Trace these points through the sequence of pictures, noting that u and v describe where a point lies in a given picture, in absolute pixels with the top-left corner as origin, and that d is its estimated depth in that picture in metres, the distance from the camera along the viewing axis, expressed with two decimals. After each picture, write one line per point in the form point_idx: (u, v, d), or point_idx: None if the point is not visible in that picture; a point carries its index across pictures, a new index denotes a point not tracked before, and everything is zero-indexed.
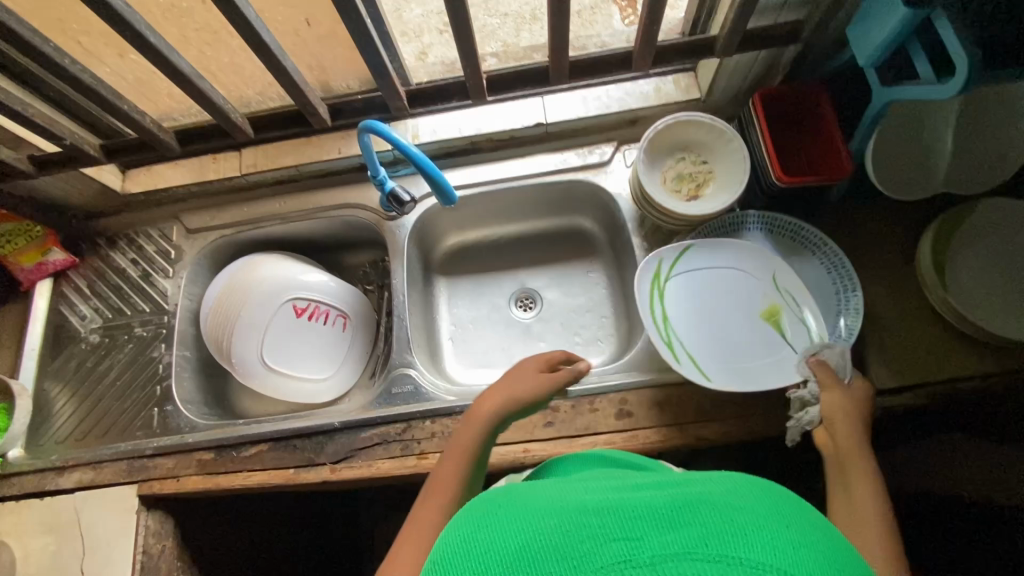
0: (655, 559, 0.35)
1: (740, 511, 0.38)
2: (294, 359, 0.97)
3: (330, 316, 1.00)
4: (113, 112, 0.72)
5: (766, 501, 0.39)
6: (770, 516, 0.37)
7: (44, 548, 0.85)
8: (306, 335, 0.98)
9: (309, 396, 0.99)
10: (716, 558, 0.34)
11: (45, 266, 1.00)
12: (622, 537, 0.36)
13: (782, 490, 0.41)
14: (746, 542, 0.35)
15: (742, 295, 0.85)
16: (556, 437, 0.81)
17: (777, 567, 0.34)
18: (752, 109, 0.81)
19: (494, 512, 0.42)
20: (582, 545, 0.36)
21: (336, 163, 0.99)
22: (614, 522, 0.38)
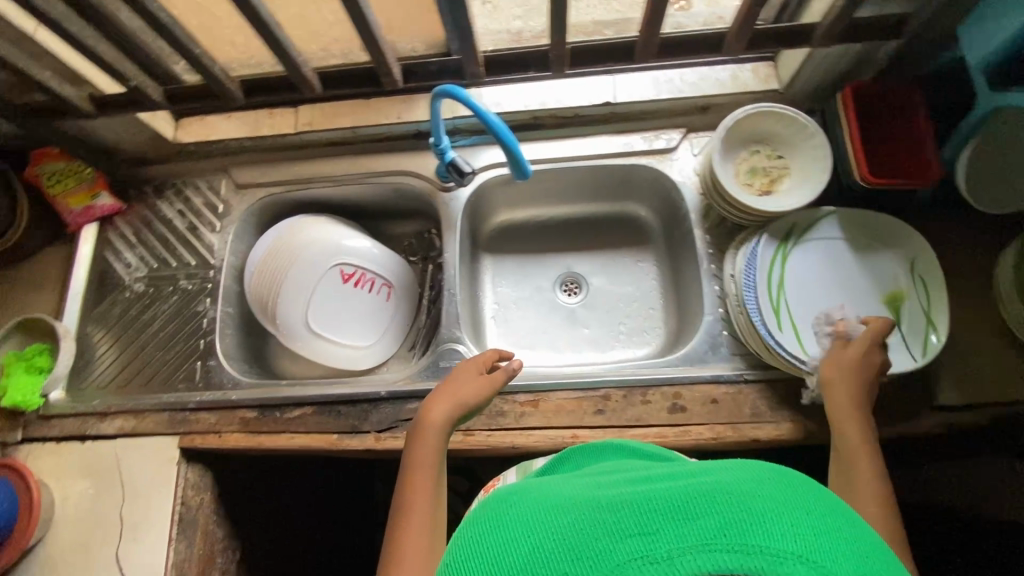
0: (672, 553, 0.36)
1: (760, 500, 0.39)
2: (339, 324, 0.96)
3: (376, 284, 0.99)
4: (185, 55, 0.70)
5: (783, 489, 0.41)
6: (787, 505, 0.39)
7: (85, 491, 0.85)
8: (351, 302, 0.97)
9: (349, 363, 0.98)
10: (733, 547, 0.36)
11: (93, 210, 0.99)
12: (638, 532, 0.38)
13: (797, 478, 0.43)
14: (764, 530, 0.37)
15: (867, 277, 0.81)
16: (606, 425, 0.80)
17: (793, 555, 0.36)
18: (841, 104, 0.77)
19: (514, 523, 0.46)
20: (599, 543, 0.39)
21: (394, 128, 0.97)
22: (631, 517, 0.39)
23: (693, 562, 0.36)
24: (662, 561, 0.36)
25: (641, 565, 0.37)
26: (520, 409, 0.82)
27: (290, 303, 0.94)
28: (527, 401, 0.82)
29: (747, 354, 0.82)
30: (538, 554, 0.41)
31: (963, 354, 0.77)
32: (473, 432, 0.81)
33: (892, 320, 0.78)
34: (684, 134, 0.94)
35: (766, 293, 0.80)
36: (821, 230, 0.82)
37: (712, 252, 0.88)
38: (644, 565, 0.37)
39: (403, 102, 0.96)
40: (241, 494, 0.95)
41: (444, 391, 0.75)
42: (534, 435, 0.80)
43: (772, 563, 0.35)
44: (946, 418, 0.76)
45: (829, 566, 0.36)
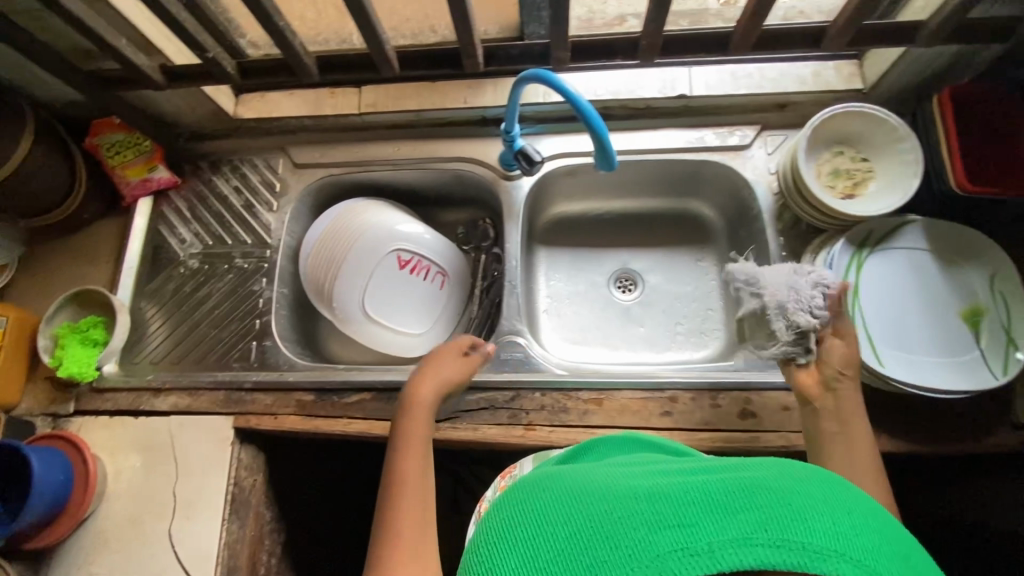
0: (714, 547, 0.36)
1: (800, 496, 0.38)
2: (394, 310, 0.94)
3: (432, 272, 0.96)
4: (270, 28, 0.68)
5: (816, 483, 0.40)
6: (824, 500, 0.38)
7: (136, 466, 0.84)
8: (407, 289, 0.95)
9: (400, 349, 0.96)
10: (773, 542, 0.35)
11: (150, 183, 0.97)
12: (677, 524, 0.37)
13: (825, 472, 0.42)
14: (805, 526, 0.36)
15: (943, 289, 0.77)
16: (673, 428, 0.78)
17: (836, 553, 0.35)
18: (937, 106, 0.74)
19: (542, 510, 0.44)
20: (636, 534, 0.37)
21: (459, 112, 0.94)
22: (668, 507, 0.38)
23: (734, 556, 0.35)
24: (704, 553, 0.36)
25: (683, 557, 0.36)
26: (583, 406, 0.80)
27: (342, 286, 0.92)
28: (591, 399, 0.80)
29: None
30: (569, 540, 0.40)
31: None
32: (535, 427, 0.80)
33: (968, 335, 0.74)
34: (758, 132, 0.91)
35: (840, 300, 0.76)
36: (901, 236, 0.78)
37: (786, 255, 0.86)
38: (684, 557, 0.36)
39: (470, 87, 0.94)
40: (287, 477, 0.94)
41: (427, 370, 0.78)
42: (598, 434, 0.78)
43: (813, 559, 0.35)
44: None
45: (871, 565, 0.35)
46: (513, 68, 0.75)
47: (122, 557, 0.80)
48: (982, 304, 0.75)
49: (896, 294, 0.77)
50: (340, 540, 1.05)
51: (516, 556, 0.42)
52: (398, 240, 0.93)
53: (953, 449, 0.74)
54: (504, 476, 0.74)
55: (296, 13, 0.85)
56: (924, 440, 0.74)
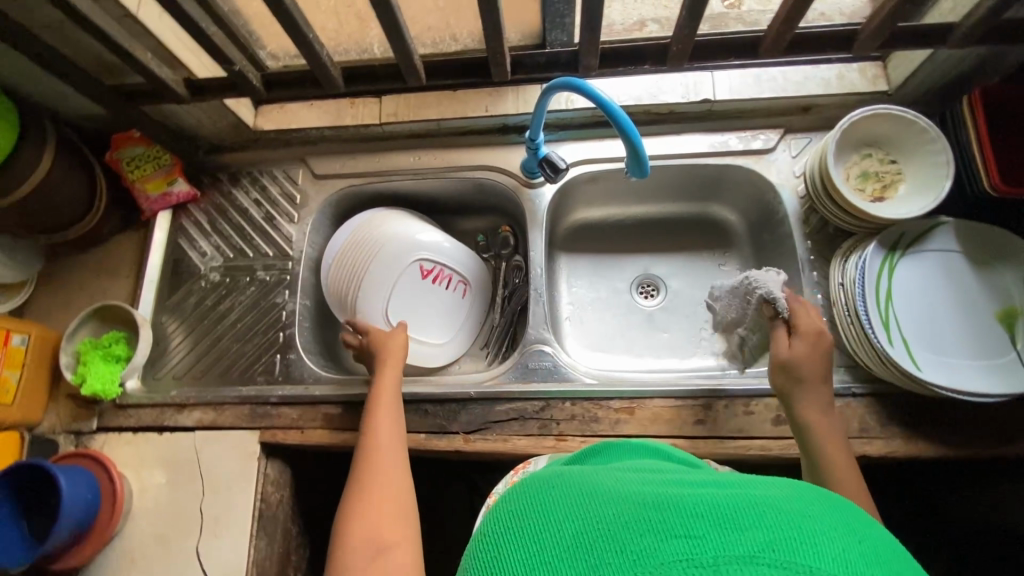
0: (718, 562, 0.30)
1: (820, 519, 0.33)
2: (419, 320, 0.93)
3: (453, 282, 0.96)
4: (299, 41, 0.68)
5: (831, 512, 0.34)
6: (840, 530, 0.33)
7: (162, 484, 0.83)
8: (430, 298, 0.94)
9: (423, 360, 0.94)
10: (781, 565, 0.30)
11: (170, 197, 0.96)
12: (683, 533, 0.32)
13: (843, 502, 0.36)
14: (816, 551, 0.31)
15: (978, 290, 0.76)
16: (707, 436, 0.77)
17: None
18: (968, 108, 0.74)
19: (542, 495, 0.38)
20: (638, 539, 0.32)
21: (480, 121, 0.94)
22: (675, 514, 0.33)
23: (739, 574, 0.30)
24: (710, 569, 0.30)
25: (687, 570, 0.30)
26: (615, 416, 0.79)
27: (364, 294, 0.91)
28: (623, 408, 0.79)
29: (854, 367, 0.78)
30: (558, 539, 0.34)
31: None
32: (566, 437, 0.79)
33: (1005, 337, 0.74)
34: (782, 135, 0.91)
35: (875, 303, 0.75)
36: (932, 238, 0.78)
37: (815, 259, 0.85)
38: (686, 570, 0.30)
39: (491, 95, 0.94)
40: (311, 492, 0.93)
41: (385, 356, 0.81)
42: None
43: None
44: None
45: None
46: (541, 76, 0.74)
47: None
48: (1016, 305, 0.74)
49: (928, 297, 0.76)
50: None
51: (501, 545, 0.36)
52: (421, 248, 0.93)
53: (992, 453, 0.73)
54: (519, 471, 0.70)
55: (318, 24, 0.85)
56: (962, 444, 0.73)
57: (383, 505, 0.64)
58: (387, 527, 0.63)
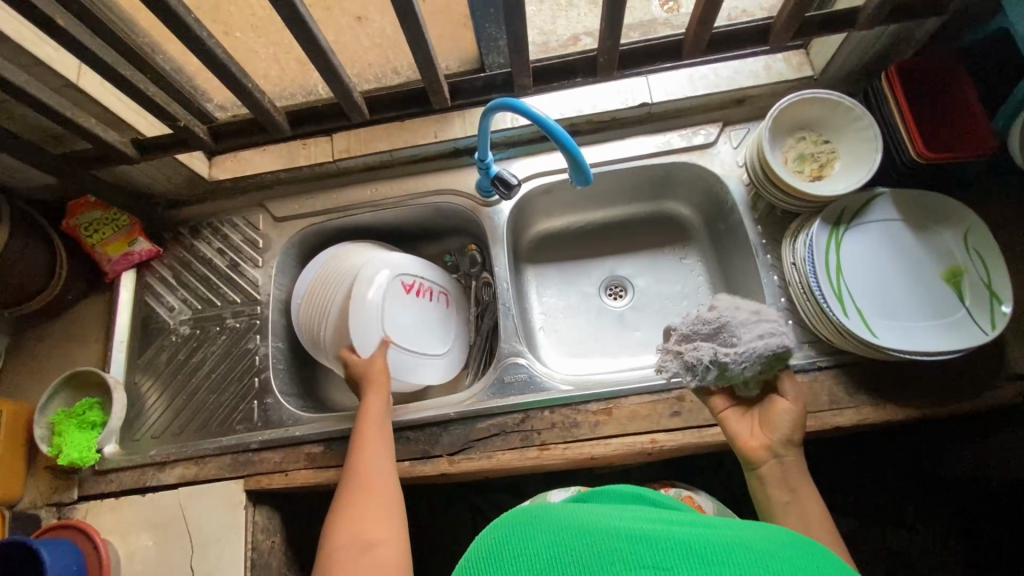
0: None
1: (787, 562, 0.36)
2: (409, 336, 0.92)
3: (434, 292, 0.97)
4: (238, 91, 0.70)
5: (800, 554, 0.37)
6: (807, 572, 0.35)
7: (150, 546, 0.82)
8: (417, 312, 0.93)
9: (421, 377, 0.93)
10: None
11: (131, 256, 0.97)
12: (654, 565, 0.35)
13: (821, 548, 0.39)
14: None
15: (922, 254, 0.79)
16: (684, 427, 0.78)
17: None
18: (886, 83, 0.78)
19: (529, 524, 0.41)
20: (613, 567, 0.36)
21: (432, 147, 0.96)
22: (646, 547, 0.36)
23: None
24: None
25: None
26: (593, 418, 0.80)
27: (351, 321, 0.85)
28: (600, 409, 0.80)
29: (818, 341, 0.81)
30: (538, 568, 0.38)
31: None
32: (548, 446, 0.79)
33: (952, 296, 0.76)
34: (721, 128, 0.94)
35: (826, 278, 0.78)
36: (873, 208, 0.81)
37: (767, 242, 0.88)
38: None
39: (438, 121, 0.96)
40: (305, 534, 0.92)
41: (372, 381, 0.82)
42: (612, 444, 0.78)
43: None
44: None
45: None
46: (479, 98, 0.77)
47: None
48: (960, 263, 0.77)
49: (875, 266, 0.79)
50: None
51: (484, 567, 0.39)
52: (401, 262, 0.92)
53: (957, 408, 0.76)
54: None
55: (260, 72, 0.87)
56: (927, 404, 0.76)
57: (368, 512, 0.67)
58: (371, 528, 0.65)
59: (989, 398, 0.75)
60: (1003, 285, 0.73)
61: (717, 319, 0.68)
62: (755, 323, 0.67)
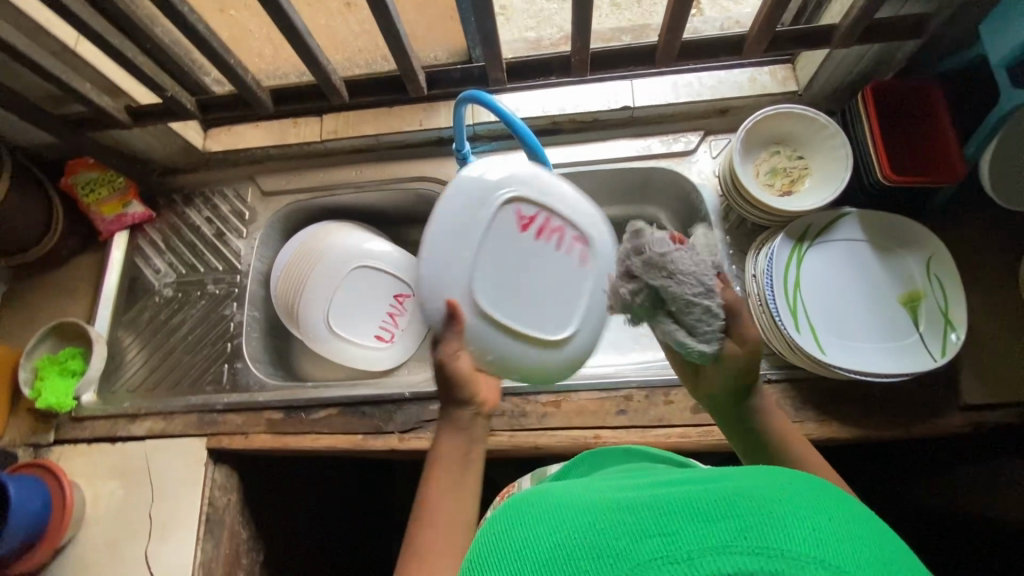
0: (693, 554, 0.34)
1: (787, 503, 0.37)
2: (525, 302, 0.65)
3: (565, 237, 0.66)
4: (219, 65, 0.73)
5: (800, 494, 0.38)
6: (811, 510, 0.36)
7: (115, 492, 0.86)
8: (532, 258, 0.65)
9: (525, 356, 0.67)
10: (755, 550, 0.33)
11: (125, 218, 1.01)
12: (659, 532, 0.35)
13: (819, 482, 0.40)
14: (787, 532, 0.34)
15: (883, 276, 0.80)
16: (629, 425, 0.80)
17: (819, 560, 0.32)
18: (862, 102, 0.78)
19: (523, 519, 0.43)
20: (618, 544, 0.36)
21: (416, 134, 0.98)
22: (650, 516, 0.37)
23: (713, 564, 0.33)
24: (683, 562, 0.33)
25: (662, 564, 0.34)
26: (542, 410, 0.82)
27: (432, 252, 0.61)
28: (550, 402, 0.82)
29: (771, 354, 0.81)
30: (537, 553, 0.39)
31: (991, 353, 0.75)
32: (496, 433, 0.82)
33: (907, 320, 0.77)
34: (702, 137, 0.95)
35: (783, 293, 0.78)
36: (838, 228, 0.81)
37: (734, 253, 0.88)
38: (662, 566, 0.34)
39: (425, 110, 0.98)
40: (265, 496, 0.96)
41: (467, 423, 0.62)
42: (557, 436, 0.80)
43: (797, 568, 0.32)
44: (972, 418, 0.75)
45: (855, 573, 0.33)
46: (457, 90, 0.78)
47: None
48: (919, 287, 0.77)
49: (835, 285, 0.80)
50: (325, 559, 1.06)
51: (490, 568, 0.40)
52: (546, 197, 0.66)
53: (901, 432, 0.75)
54: (507, 496, 0.78)
55: (254, 50, 0.90)
56: (871, 426, 0.76)
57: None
58: None
59: (933, 425, 0.75)
60: (958, 312, 0.73)
61: (675, 283, 0.52)
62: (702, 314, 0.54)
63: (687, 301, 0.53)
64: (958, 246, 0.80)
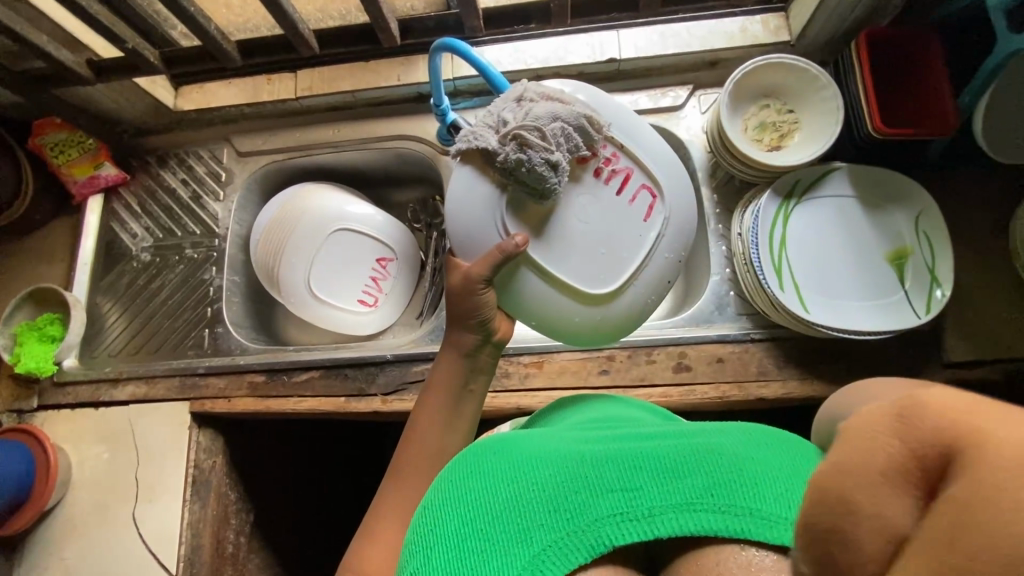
0: (653, 511, 0.35)
1: (754, 461, 0.38)
2: (478, 219, 0.58)
3: (632, 189, 0.60)
4: (179, 13, 0.71)
5: (768, 450, 0.39)
6: (777, 466, 0.37)
7: (101, 456, 0.87)
8: (597, 202, 0.60)
9: (472, 223, 0.58)
10: (719, 508, 0.35)
11: (97, 180, 0.98)
12: (620, 488, 0.37)
13: (784, 434, 0.42)
14: (754, 491, 0.35)
15: (870, 233, 0.78)
16: (610, 385, 0.79)
17: (784, 519, 0.34)
18: (855, 52, 0.74)
19: (481, 462, 0.42)
20: (578, 496, 0.36)
21: (394, 90, 0.94)
22: (614, 471, 0.37)
23: (670, 521, 0.35)
24: (642, 519, 0.35)
25: (622, 523, 0.35)
26: (524, 370, 0.81)
27: (659, 140, 0.62)
28: (532, 362, 0.81)
29: (754, 314, 0.80)
30: (497, 499, 0.38)
31: (978, 309, 0.74)
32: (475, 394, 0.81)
33: (893, 277, 0.76)
34: (691, 91, 0.90)
35: (768, 251, 0.76)
36: (826, 183, 0.78)
37: (720, 212, 0.86)
38: (621, 523, 0.35)
39: (404, 64, 0.93)
40: (251, 458, 0.96)
41: (439, 386, 0.60)
42: (539, 396, 0.80)
43: (758, 527, 0.34)
44: (955, 374, 0.73)
45: None
46: (455, 44, 0.70)
47: (91, 540, 0.83)
48: (907, 244, 0.76)
49: (820, 244, 0.78)
50: (311, 522, 1.08)
51: (442, 514, 0.39)
52: (683, 232, 0.62)
53: None
54: None
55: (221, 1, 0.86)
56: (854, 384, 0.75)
57: None
58: None
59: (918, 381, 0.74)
60: (944, 269, 0.73)
61: (557, 119, 0.55)
62: (548, 133, 0.54)
63: (557, 135, 0.55)
64: (944, 202, 0.78)
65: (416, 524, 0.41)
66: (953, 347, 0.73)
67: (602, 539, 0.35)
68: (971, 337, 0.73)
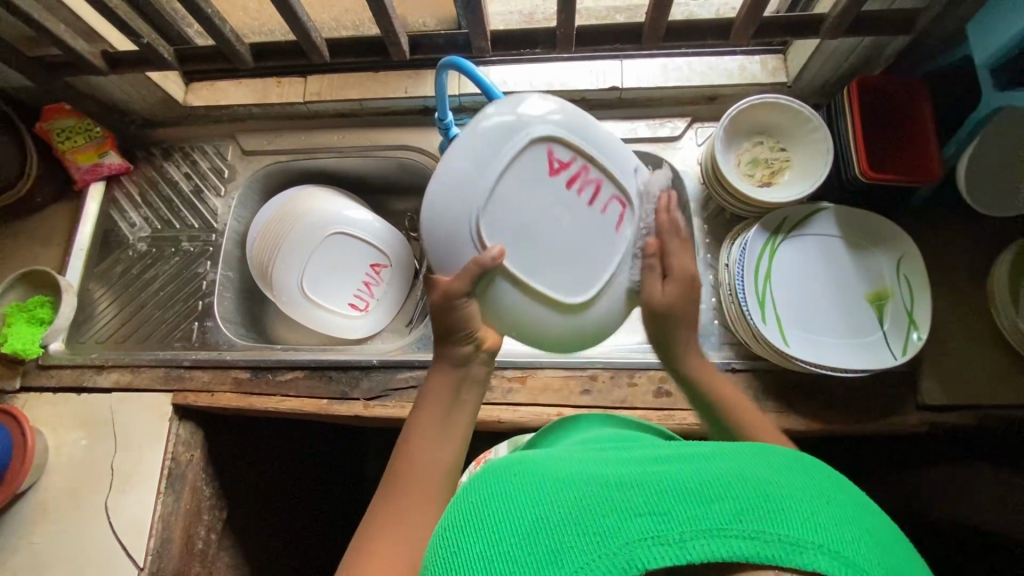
0: (685, 535, 0.31)
1: (782, 485, 0.34)
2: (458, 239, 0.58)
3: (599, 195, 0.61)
4: (196, 14, 0.73)
5: (795, 473, 0.35)
6: (805, 491, 0.33)
7: (78, 442, 0.86)
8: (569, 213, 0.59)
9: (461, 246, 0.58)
10: (753, 534, 0.30)
11: (100, 168, 1.00)
12: (649, 511, 0.32)
13: (808, 458, 0.38)
14: (784, 515, 0.31)
15: (852, 273, 0.80)
16: (591, 406, 0.80)
17: (815, 544, 0.30)
18: (847, 96, 0.77)
19: (497, 487, 0.38)
20: (605, 520, 0.32)
21: (402, 102, 0.96)
22: (640, 494, 0.33)
23: (705, 547, 0.30)
24: (674, 544, 0.31)
25: (653, 546, 0.31)
26: (508, 385, 0.82)
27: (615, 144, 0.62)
28: (515, 377, 0.82)
29: (737, 345, 0.82)
30: (518, 523, 0.34)
31: (955, 355, 0.75)
32: None
33: (873, 317, 0.77)
34: (689, 123, 0.93)
35: (752, 283, 0.78)
36: (813, 222, 0.81)
37: (709, 242, 0.88)
38: (652, 547, 0.31)
39: (412, 77, 0.96)
40: (230, 455, 0.96)
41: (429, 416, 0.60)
42: (520, 411, 0.81)
43: (791, 552, 0.30)
44: (928, 417, 0.75)
45: (852, 557, 0.30)
46: (457, 61, 0.73)
47: (61, 526, 0.83)
48: (888, 285, 0.78)
49: (804, 281, 0.80)
50: (284, 523, 1.07)
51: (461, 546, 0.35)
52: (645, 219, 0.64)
53: (858, 426, 0.76)
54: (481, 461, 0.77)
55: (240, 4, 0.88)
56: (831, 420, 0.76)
57: None
58: None
59: (893, 422, 0.75)
60: (922, 311, 0.74)
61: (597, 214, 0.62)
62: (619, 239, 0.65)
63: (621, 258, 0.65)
64: (926, 248, 0.80)
65: (433, 556, 0.37)
66: (929, 391, 0.74)
67: (634, 562, 0.31)
68: (946, 382, 0.74)
